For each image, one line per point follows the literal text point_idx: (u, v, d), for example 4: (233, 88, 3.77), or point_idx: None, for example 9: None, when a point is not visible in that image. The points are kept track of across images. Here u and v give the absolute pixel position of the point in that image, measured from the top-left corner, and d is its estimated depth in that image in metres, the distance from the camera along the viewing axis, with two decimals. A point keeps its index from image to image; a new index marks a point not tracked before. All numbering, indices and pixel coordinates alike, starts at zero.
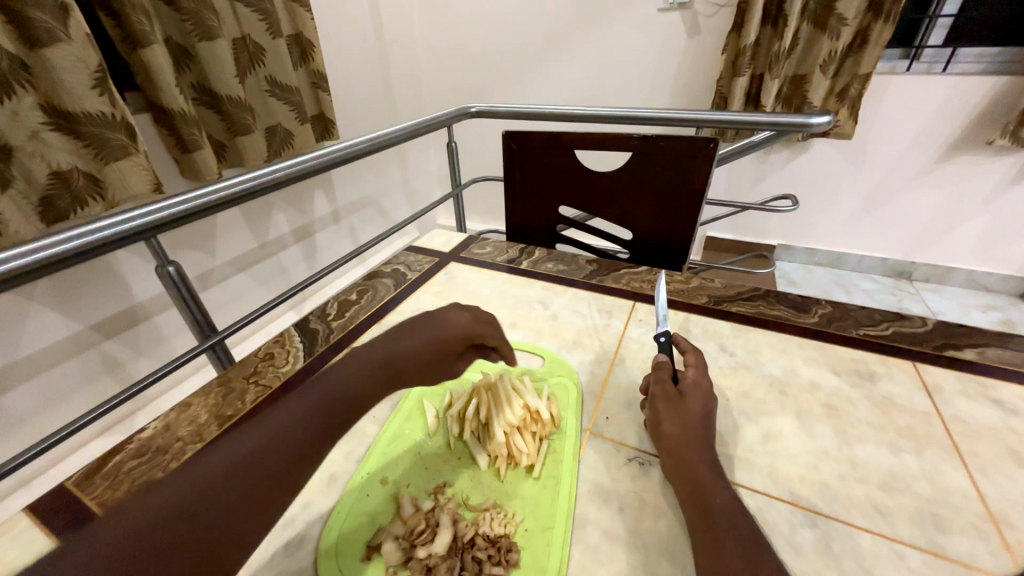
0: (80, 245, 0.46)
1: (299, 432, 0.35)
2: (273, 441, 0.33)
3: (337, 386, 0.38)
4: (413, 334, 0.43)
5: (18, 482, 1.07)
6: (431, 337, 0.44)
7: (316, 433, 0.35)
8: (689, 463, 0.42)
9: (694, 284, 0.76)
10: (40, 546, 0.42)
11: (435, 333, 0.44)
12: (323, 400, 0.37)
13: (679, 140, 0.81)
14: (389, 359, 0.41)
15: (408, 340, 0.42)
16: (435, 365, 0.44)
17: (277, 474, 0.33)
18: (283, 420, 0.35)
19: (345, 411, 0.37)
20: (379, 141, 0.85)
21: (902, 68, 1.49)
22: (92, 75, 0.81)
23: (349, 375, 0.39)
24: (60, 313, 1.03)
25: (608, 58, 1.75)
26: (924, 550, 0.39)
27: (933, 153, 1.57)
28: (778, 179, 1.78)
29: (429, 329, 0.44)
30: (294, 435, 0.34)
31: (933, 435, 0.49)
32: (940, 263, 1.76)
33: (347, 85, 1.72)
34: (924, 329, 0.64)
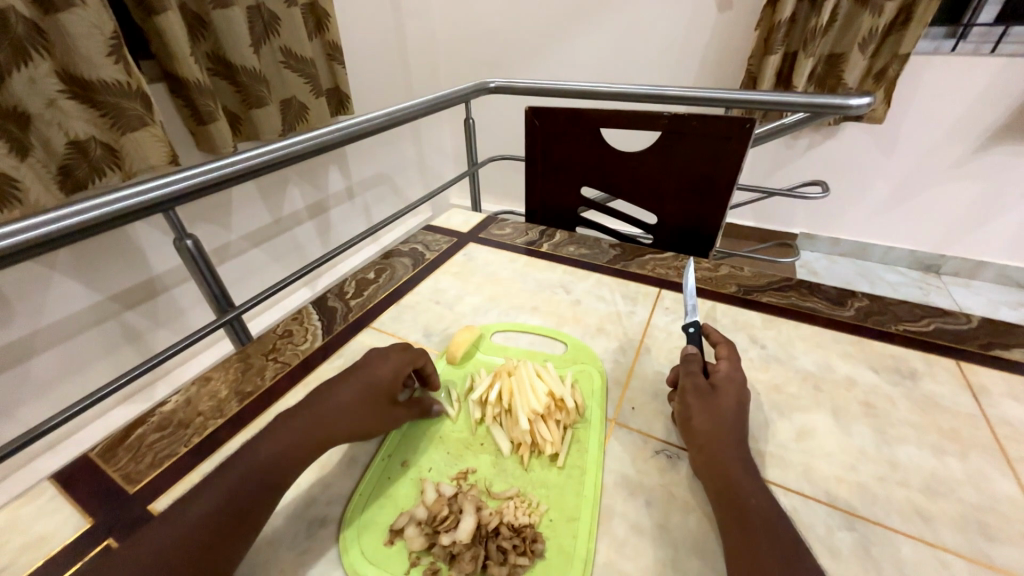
0: (97, 217, 0.45)
1: (240, 490, 0.37)
2: (218, 501, 0.36)
3: (275, 443, 0.40)
4: (348, 384, 0.46)
5: (45, 446, 1.10)
6: (362, 384, 0.46)
7: (259, 487, 0.38)
8: (722, 460, 0.40)
9: (723, 272, 0.73)
10: (67, 515, 0.42)
11: (364, 380, 0.46)
12: (263, 456, 0.40)
13: (713, 119, 0.77)
14: (328, 412, 0.43)
15: (343, 391, 0.45)
16: (370, 408, 0.45)
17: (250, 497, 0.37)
18: (227, 479, 0.38)
19: (286, 463, 0.40)
20: (397, 116, 0.82)
21: (947, 48, 1.40)
22: (108, 41, 0.79)
23: (310, 410, 0.43)
24: (80, 283, 1.04)
25: (633, 33, 1.68)
26: (969, 559, 0.37)
27: (974, 141, 1.48)
28: (806, 164, 1.71)
29: (357, 378, 0.46)
30: (236, 492, 0.37)
31: (979, 438, 0.47)
32: (972, 257, 1.69)
33: (362, 57, 1.68)
34: (968, 326, 0.61)
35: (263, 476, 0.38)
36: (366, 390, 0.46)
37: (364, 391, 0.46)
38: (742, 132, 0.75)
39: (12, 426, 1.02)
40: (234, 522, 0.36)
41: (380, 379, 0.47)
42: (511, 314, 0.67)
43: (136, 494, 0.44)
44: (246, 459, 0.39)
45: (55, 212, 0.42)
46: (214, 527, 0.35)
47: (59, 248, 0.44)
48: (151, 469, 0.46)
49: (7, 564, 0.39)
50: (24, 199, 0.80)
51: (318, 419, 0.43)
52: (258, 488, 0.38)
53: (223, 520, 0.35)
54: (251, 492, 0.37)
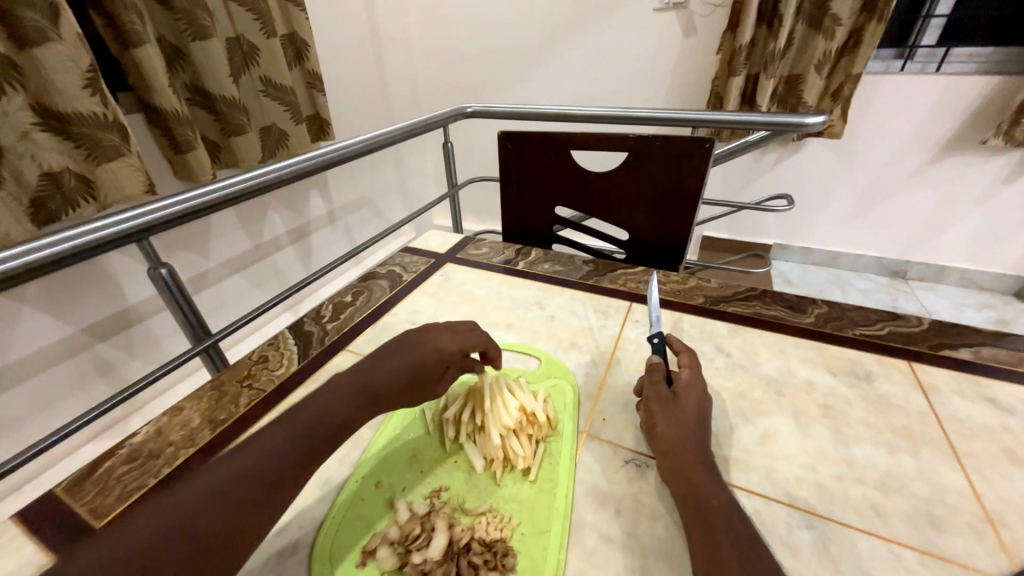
0: (75, 248, 0.46)
1: (275, 456, 0.37)
2: (255, 465, 0.36)
3: (319, 410, 0.42)
4: (393, 361, 0.48)
5: (10, 487, 1.05)
6: (411, 358, 0.48)
7: (303, 448, 0.39)
8: (686, 465, 0.42)
9: (691, 284, 0.76)
10: (29, 554, 0.41)
11: (415, 360, 0.48)
12: (299, 427, 0.40)
13: (676, 139, 0.81)
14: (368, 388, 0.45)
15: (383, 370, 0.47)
16: (417, 384, 0.48)
17: (285, 467, 0.37)
18: (262, 446, 0.38)
19: (330, 429, 0.41)
20: (376, 142, 0.84)
21: (896, 68, 1.50)
22: (84, 75, 0.80)
23: (349, 386, 0.45)
24: (51, 315, 1.02)
25: (604, 58, 1.75)
26: (921, 551, 0.39)
27: (927, 152, 1.57)
28: (773, 178, 1.79)
29: (409, 351, 0.49)
30: (271, 457, 0.37)
31: (930, 435, 0.49)
32: (934, 262, 1.77)
33: (342, 85, 1.72)
34: (919, 328, 0.64)
35: (307, 438, 0.40)
36: (416, 365, 0.48)
37: (414, 367, 0.48)
38: (702, 151, 0.80)
39: None
40: (278, 477, 0.37)
41: (431, 356, 0.49)
42: (486, 332, 0.68)
43: (103, 528, 0.43)
44: (293, 422, 0.40)
45: (29, 245, 0.43)
46: (261, 480, 0.36)
47: (32, 280, 0.44)
48: (118, 502, 0.45)
49: None
50: None
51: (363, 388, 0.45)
52: (303, 450, 0.39)
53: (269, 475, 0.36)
54: (296, 454, 0.38)
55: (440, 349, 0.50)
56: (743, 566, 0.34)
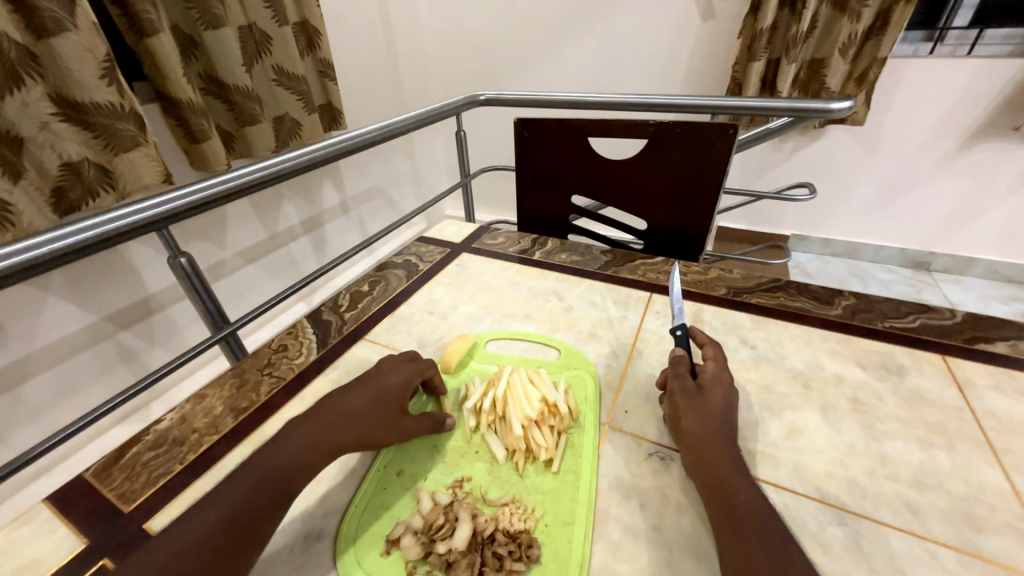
0: (97, 236, 0.46)
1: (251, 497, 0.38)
2: (233, 508, 0.37)
3: (280, 456, 0.40)
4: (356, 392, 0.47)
5: (40, 470, 1.09)
6: (373, 392, 0.47)
7: (262, 499, 0.38)
8: (712, 460, 0.41)
9: (713, 275, 0.74)
10: (61, 536, 0.42)
11: (376, 390, 0.47)
12: (275, 463, 0.40)
13: (697, 125, 0.79)
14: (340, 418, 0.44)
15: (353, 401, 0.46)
16: (382, 416, 0.46)
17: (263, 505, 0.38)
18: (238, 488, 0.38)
19: (291, 476, 0.40)
20: (389, 130, 0.84)
21: (925, 51, 1.44)
22: (100, 64, 0.80)
23: (323, 417, 0.44)
24: (75, 304, 1.04)
25: (620, 43, 1.71)
26: (958, 550, 0.38)
27: (956, 139, 1.51)
28: (793, 167, 1.74)
29: (367, 386, 0.47)
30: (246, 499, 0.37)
31: (965, 431, 0.47)
32: (960, 253, 1.72)
33: (353, 74, 1.70)
34: (952, 321, 0.62)
35: (268, 490, 0.39)
36: (377, 398, 0.47)
37: (374, 400, 0.46)
38: (726, 138, 0.77)
39: (6, 451, 1.01)
40: (240, 533, 0.36)
41: (392, 387, 0.48)
42: (504, 322, 0.67)
43: (132, 512, 0.44)
44: (251, 472, 0.39)
45: (44, 237, 0.43)
46: (220, 541, 0.35)
47: (48, 271, 0.44)
48: (146, 488, 0.46)
49: None
50: (17, 222, 0.81)
51: (325, 433, 0.43)
52: (262, 502, 0.38)
53: (230, 532, 0.35)
54: (256, 508, 0.37)
55: (400, 380, 0.49)
56: (774, 562, 0.33)
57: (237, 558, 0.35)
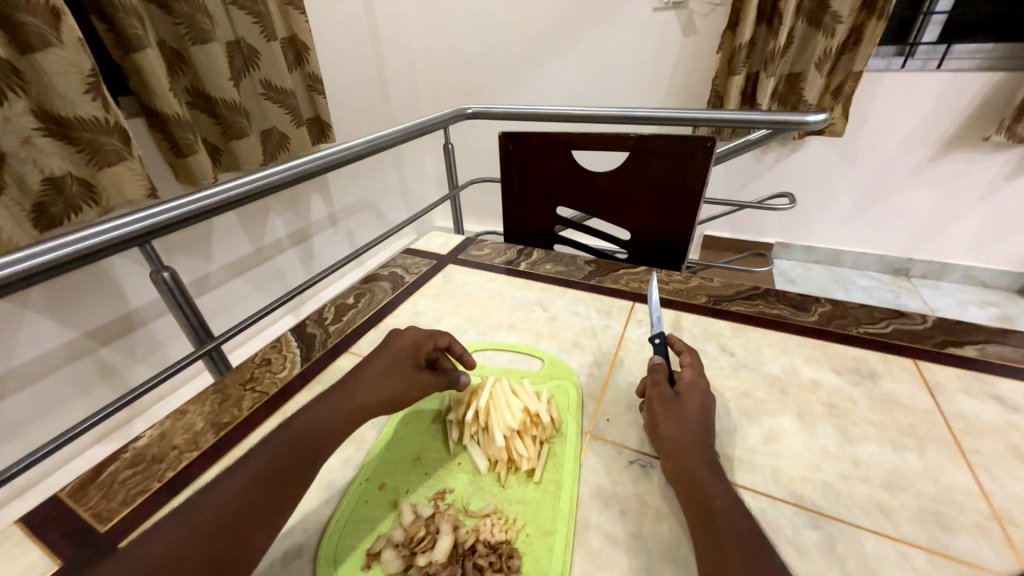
0: (77, 252, 0.46)
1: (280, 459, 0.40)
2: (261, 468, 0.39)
3: (305, 422, 0.43)
4: (374, 361, 0.50)
5: (13, 492, 1.05)
6: (386, 358, 0.51)
7: (287, 468, 0.39)
8: (688, 465, 0.42)
9: (693, 283, 0.75)
10: (32, 558, 0.41)
11: (391, 357, 0.51)
12: (301, 429, 0.43)
13: (677, 138, 0.81)
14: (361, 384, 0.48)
15: (372, 371, 0.49)
16: (399, 373, 0.50)
17: (291, 465, 0.40)
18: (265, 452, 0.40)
19: (315, 445, 0.42)
20: (377, 144, 0.84)
21: (897, 65, 1.50)
22: (85, 79, 0.81)
23: (345, 390, 0.47)
24: (54, 320, 1.02)
25: (604, 58, 1.76)
26: (928, 550, 0.39)
27: (929, 149, 1.57)
28: (775, 177, 1.78)
29: (381, 353, 0.51)
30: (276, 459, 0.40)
31: (935, 433, 0.49)
32: (937, 260, 1.76)
33: (341, 88, 1.72)
34: (924, 326, 0.64)
35: (294, 454, 0.41)
36: (393, 361, 0.50)
37: (389, 363, 0.50)
38: (704, 150, 0.79)
39: None
40: (268, 499, 0.37)
41: (403, 349, 0.52)
42: (489, 333, 0.68)
43: (107, 531, 0.43)
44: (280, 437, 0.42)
45: (20, 253, 0.42)
46: (253, 498, 0.37)
47: (24, 288, 0.43)
48: (123, 507, 0.45)
49: None
50: None
51: (348, 399, 0.46)
52: (291, 465, 0.40)
53: (260, 493, 0.37)
54: (287, 468, 0.39)
55: (410, 342, 0.52)
56: (749, 565, 0.34)
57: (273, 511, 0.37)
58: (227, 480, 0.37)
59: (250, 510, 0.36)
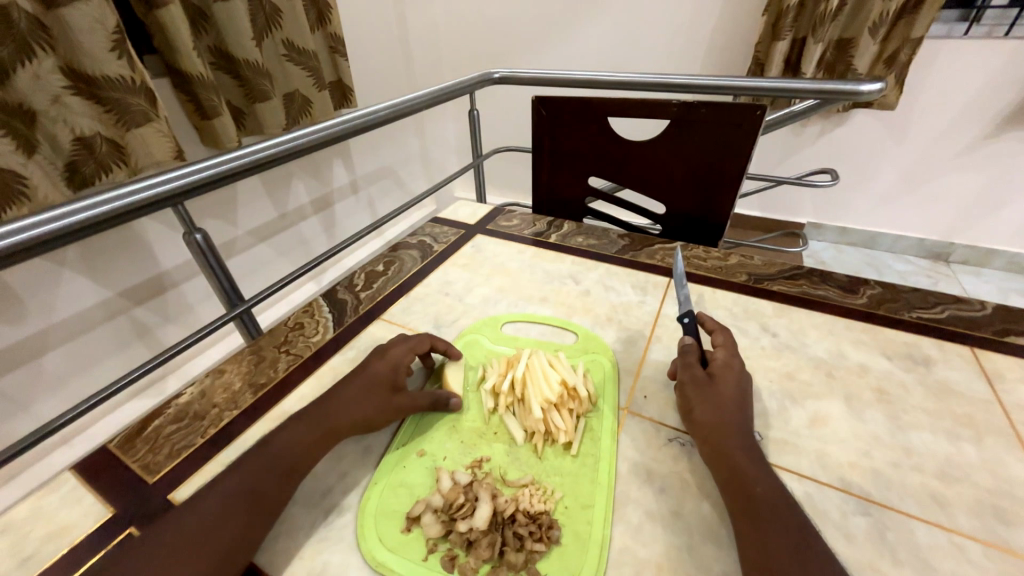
0: (111, 211, 0.45)
1: (256, 477, 0.39)
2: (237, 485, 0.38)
3: (283, 443, 0.42)
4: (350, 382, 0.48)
5: (60, 440, 1.11)
6: (364, 379, 0.48)
7: (258, 494, 0.38)
8: (727, 449, 0.41)
9: (733, 261, 0.72)
10: (87, 504, 0.43)
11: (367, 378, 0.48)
12: (279, 447, 0.41)
13: (722, 106, 0.76)
14: (335, 404, 0.45)
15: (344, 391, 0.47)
16: (374, 393, 0.47)
17: (269, 482, 0.39)
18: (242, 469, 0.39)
19: (288, 466, 0.41)
20: (403, 109, 0.82)
21: (959, 32, 1.36)
22: (110, 36, 0.79)
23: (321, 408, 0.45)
24: (90, 279, 1.05)
25: (638, 21, 1.65)
26: (985, 543, 0.37)
27: (986, 125, 1.45)
28: (814, 152, 1.69)
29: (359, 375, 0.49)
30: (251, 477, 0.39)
31: (993, 424, 0.46)
32: (982, 245, 1.67)
33: (363, 50, 1.66)
34: (983, 313, 0.60)
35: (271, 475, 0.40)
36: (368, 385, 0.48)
37: (363, 387, 0.47)
38: (752, 119, 0.74)
39: (28, 420, 1.04)
40: (238, 522, 0.36)
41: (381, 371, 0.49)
42: (521, 305, 0.67)
43: (155, 483, 0.45)
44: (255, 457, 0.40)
45: (46, 214, 0.41)
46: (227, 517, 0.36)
47: (64, 246, 0.43)
48: (169, 460, 0.47)
49: (34, 552, 0.40)
50: (33, 195, 0.81)
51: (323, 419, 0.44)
52: (267, 485, 0.39)
53: (233, 513, 0.37)
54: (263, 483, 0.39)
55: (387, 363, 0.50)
56: (798, 550, 0.33)
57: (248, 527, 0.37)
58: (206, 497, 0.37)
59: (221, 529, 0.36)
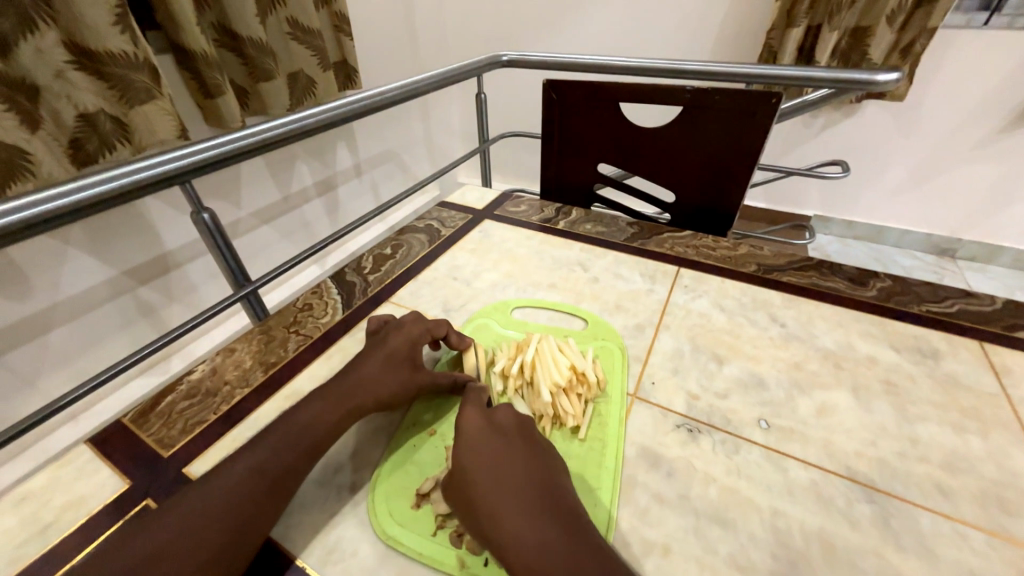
0: (117, 188, 0.45)
1: (281, 449, 0.40)
2: (267, 456, 0.39)
3: (307, 418, 0.42)
4: (371, 360, 0.49)
5: (68, 416, 1.13)
6: (385, 356, 0.49)
7: (282, 465, 0.39)
8: (506, 497, 0.36)
9: (743, 251, 0.72)
10: (103, 476, 0.44)
11: (387, 354, 0.49)
12: (304, 422, 0.42)
13: (737, 93, 0.74)
14: (359, 381, 0.46)
15: (369, 369, 0.47)
16: (396, 374, 0.48)
17: (296, 456, 0.40)
18: (267, 442, 0.40)
19: (315, 437, 0.41)
20: (410, 91, 0.80)
21: (978, 23, 1.33)
22: (113, 9, 0.77)
23: (346, 382, 0.46)
24: (95, 257, 1.05)
25: (648, 7, 1.63)
26: (988, 532, 0.38)
27: (999, 120, 1.43)
28: (823, 144, 1.67)
29: (378, 353, 0.49)
30: (276, 450, 0.40)
31: (1000, 417, 0.47)
32: (989, 241, 1.66)
33: (369, 30, 1.64)
34: (992, 308, 0.60)
35: (297, 448, 0.40)
36: (388, 364, 0.48)
37: (385, 365, 0.48)
38: (767, 108, 0.73)
39: (37, 396, 1.05)
40: (265, 493, 0.37)
41: (402, 348, 0.50)
42: (529, 290, 0.67)
43: (170, 458, 0.46)
44: (282, 430, 0.41)
45: (38, 195, 0.40)
46: (256, 487, 0.37)
47: (63, 225, 0.43)
48: (183, 435, 0.47)
49: (51, 521, 0.41)
50: (37, 172, 0.80)
51: (350, 394, 0.45)
52: (295, 458, 0.40)
53: (260, 481, 0.38)
54: (288, 456, 0.40)
55: (409, 340, 0.50)
56: None
57: (275, 497, 0.38)
58: (234, 466, 0.38)
59: (251, 498, 0.37)
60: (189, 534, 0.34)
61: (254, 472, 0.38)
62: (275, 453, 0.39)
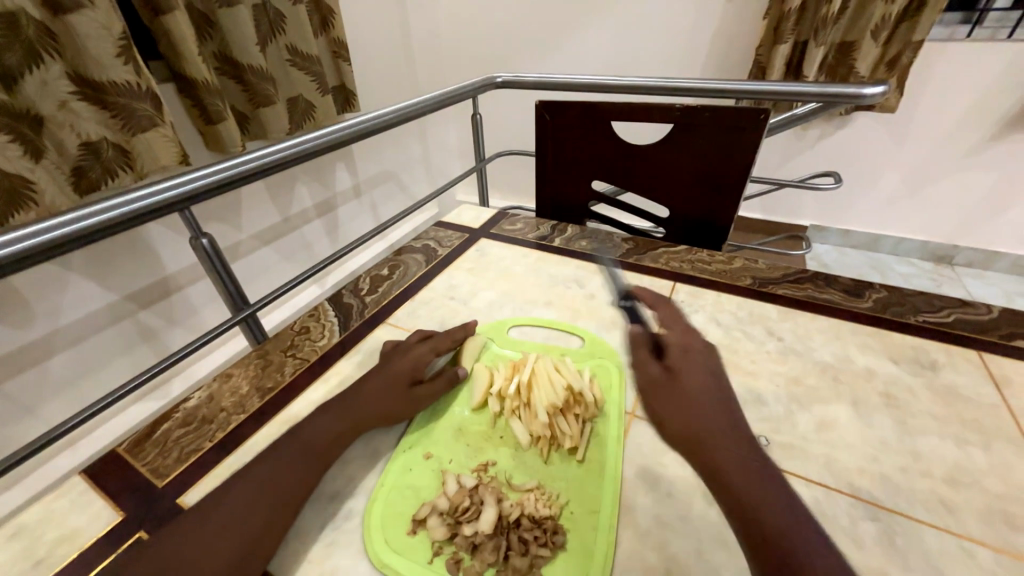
0: (120, 215, 0.46)
1: (277, 474, 0.40)
2: (263, 482, 0.39)
3: (303, 443, 0.42)
4: (368, 383, 0.49)
5: (66, 443, 1.12)
6: (383, 379, 0.49)
7: (279, 492, 0.39)
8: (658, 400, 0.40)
9: (738, 265, 0.72)
10: (98, 508, 0.43)
11: (384, 377, 0.49)
12: (300, 447, 0.42)
13: (726, 110, 0.75)
14: (356, 405, 0.46)
15: (367, 392, 0.47)
16: (393, 397, 0.48)
17: (292, 481, 0.40)
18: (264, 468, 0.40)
19: (311, 461, 0.41)
20: (407, 114, 0.82)
21: (961, 35, 1.36)
22: (117, 42, 0.80)
23: (343, 405, 0.46)
24: (95, 283, 1.05)
25: (639, 28, 1.67)
26: (995, 549, 0.37)
27: (988, 128, 1.45)
28: (816, 156, 1.69)
29: (374, 376, 0.49)
30: (272, 476, 0.39)
31: (1001, 428, 0.46)
32: (985, 246, 1.67)
33: (366, 55, 1.67)
34: (988, 317, 0.60)
35: (293, 474, 0.40)
36: (385, 386, 0.48)
37: (382, 388, 0.48)
38: (755, 123, 0.75)
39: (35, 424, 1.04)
40: (262, 520, 0.37)
41: (400, 370, 0.50)
42: (526, 309, 0.67)
43: (165, 487, 0.45)
44: (278, 456, 0.41)
45: (43, 224, 0.41)
46: (252, 514, 0.37)
47: (64, 254, 0.43)
48: (178, 464, 0.47)
49: (45, 556, 0.40)
50: (40, 201, 0.81)
51: (346, 419, 0.45)
52: (290, 484, 0.39)
53: (256, 508, 0.37)
54: (285, 482, 0.39)
55: (408, 362, 0.51)
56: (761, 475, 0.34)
57: (271, 525, 0.37)
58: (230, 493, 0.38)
59: (247, 526, 0.36)
60: (184, 564, 0.33)
61: (249, 500, 0.37)
62: (271, 479, 0.39)
